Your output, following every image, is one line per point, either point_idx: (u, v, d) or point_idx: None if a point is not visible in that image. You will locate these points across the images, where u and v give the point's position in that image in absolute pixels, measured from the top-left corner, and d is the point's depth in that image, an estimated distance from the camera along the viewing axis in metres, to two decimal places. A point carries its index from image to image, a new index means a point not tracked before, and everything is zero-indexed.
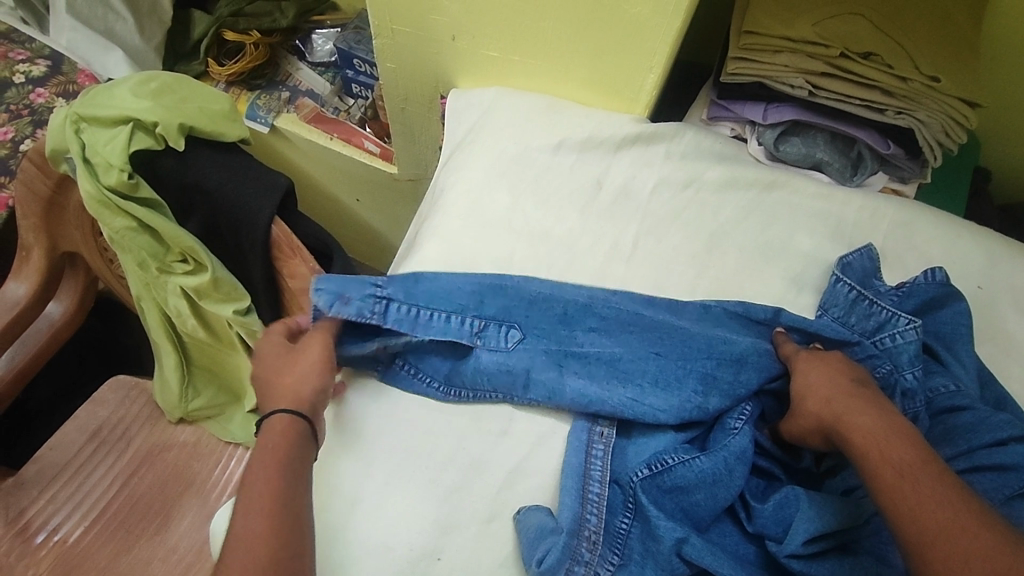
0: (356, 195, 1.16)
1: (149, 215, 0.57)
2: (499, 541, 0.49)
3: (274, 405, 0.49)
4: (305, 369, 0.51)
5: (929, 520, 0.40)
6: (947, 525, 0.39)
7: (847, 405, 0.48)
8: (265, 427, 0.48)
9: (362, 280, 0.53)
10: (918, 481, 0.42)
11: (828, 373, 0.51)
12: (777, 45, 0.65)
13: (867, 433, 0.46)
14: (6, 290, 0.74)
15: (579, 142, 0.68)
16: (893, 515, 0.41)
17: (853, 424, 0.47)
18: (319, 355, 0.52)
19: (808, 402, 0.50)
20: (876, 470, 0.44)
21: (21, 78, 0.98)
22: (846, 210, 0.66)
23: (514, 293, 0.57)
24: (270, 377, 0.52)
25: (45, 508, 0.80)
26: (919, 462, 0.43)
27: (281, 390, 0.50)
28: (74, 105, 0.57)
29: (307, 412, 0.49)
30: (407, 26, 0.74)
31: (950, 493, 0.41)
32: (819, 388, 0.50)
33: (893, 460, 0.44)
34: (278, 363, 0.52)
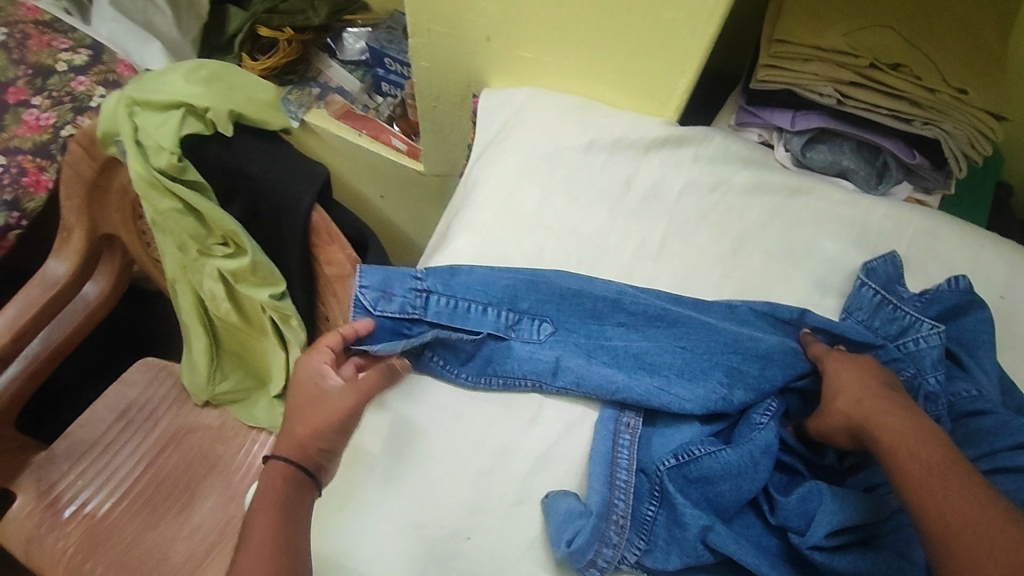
0: (381, 191, 1.17)
1: (195, 198, 0.60)
2: (528, 524, 0.50)
3: (280, 449, 0.49)
4: (318, 425, 0.49)
5: (953, 514, 0.41)
6: (970, 520, 0.40)
7: (874, 406, 0.49)
8: (265, 471, 0.48)
9: (402, 274, 0.57)
10: (943, 478, 0.43)
11: (858, 377, 0.52)
12: (809, 53, 0.67)
13: (892, 433, 0.47)
14: (49, 269, 0.76)
15: (609, 143, 0.70)
16: (918, 508, 0.43)
17: (884, 425, 0.48)
18: (339, 418, 0.49)
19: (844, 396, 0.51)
20: (903, 465, 0.45)
21: (64, 66, 1.00)
22: (871, 217, 0.67)
23: (545, 287, 0.58)
24: (288, 416, 0.51)
25: (74, 483, 0.82)
26: (945, 461, 0.44)
27: (289, 436, 0.49)
28: (128, 90, 0.60)
29: (308, 465, 0.48)
30: (444, 26, 0.76)
31: (972, 486, 0.42)
32: (849, 389, 0.51)
33: (921, 456, 0.45)
34: (299, 403, 0.51)
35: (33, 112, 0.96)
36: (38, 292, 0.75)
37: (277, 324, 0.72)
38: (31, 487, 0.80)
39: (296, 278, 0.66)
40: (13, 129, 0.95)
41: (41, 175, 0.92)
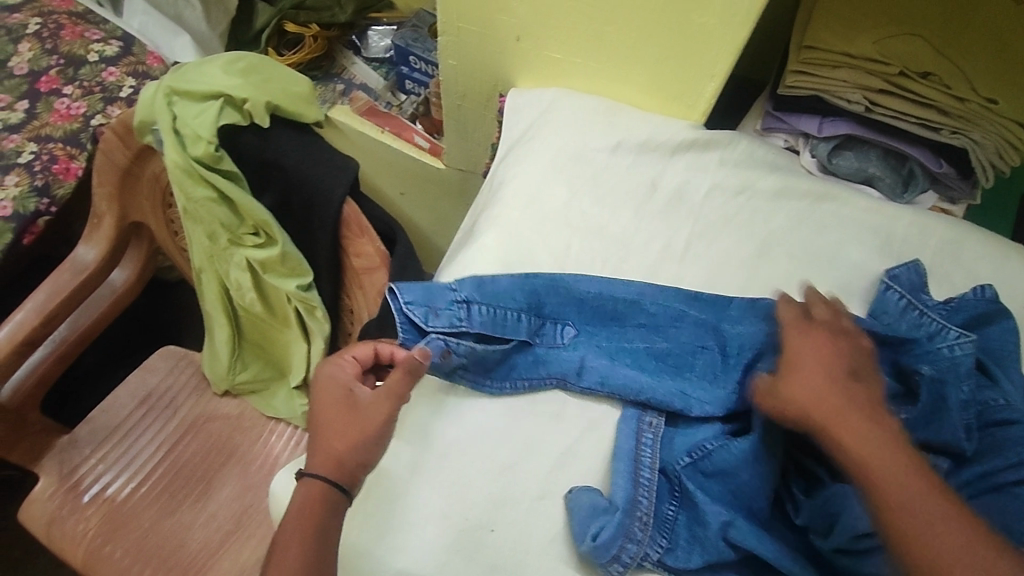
0: (400, 188, 1.17)
1: (229, 186, 0.61)
2: (550, 518, 0.51)
3: (316, 463, 0.50)
4: (353, 438, 0.50)
5: (940, 549, 0.42)
6: (955, 556, 0.42)
7: (838, 413, 0.48)
8: (300, 487, 0.49)
9: (441, 287, 0.55)
10: (925, 505, 0.43)
11: (822, 370, 0.50)
12: (838, 60, 0.68)
13: (866, 447, 0.46)
14: (78, 254, 0.77)
15: (636, 144, 0.70)
16: (899, 537, 0.43)
17: (854, 439, 0.47)
18: (373, 428, 0.51)
19: (810, 389, 0.49)
20: (882, 491, 0.44)
21: (95, 56, 1.02)
22: (895, 225, 0.68)
23: (563, 290, 0.58)
24: (321, 427, 0.52)
25: (95, 467, 0.83)
26: (921, 483, 0.44)
27: (324, 450, 0.50)
28: (166, 80, 0.61)
29: (344, 482, 0.49)
30: (474, 26, 0.76)
31: (949, 512, 0.43)
32: (814, 386, 0.49)
33: (898, 479, 0.44)
34: (331, 414, 0.52)
35: (64, 101, 0.98)
36: (68, 277, 0.77)
37: (302, 315, 0.73)
38: (54, 469, 0.81)
39: (324, 269, 0.67)
40: (44, 117, 0.96)
41: (71, 163, 0.94)
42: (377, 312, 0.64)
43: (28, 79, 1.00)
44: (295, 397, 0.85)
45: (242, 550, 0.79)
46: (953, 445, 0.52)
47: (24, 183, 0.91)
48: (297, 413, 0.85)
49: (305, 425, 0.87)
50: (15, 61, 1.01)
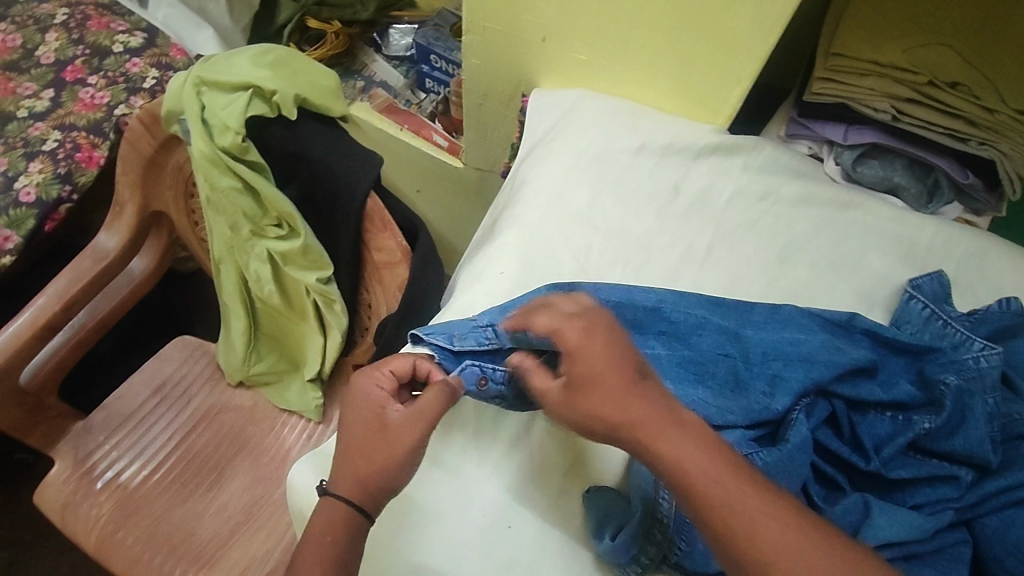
0: (416, 186, 1.16)
1: (255, 178, 0.61)
2: (570, 516, 0.51)
3: (338, 483, 0.47)
4: (382, 461, 0.47)
5: (772, 552, 0.38)
6: (790, 558, 0.37)
7: (635, 408, 0.42)
8: (321, 510, 0.46)
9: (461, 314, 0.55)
10: (747, 501, 0.39)
11: (607, 368, 0.44)
12: (866, 68, 0.68)
13: (665, 443, 0.41)
14: (100, 242, 0.78)
15: (659, 147, 0.70)
16: (724, 538, 0.39)
17: (657, 434, 0.41)
18: (403, 453, 0.47)
19: (600, 391, 0.43)
20: (696, 489, 0.39)
21: (120, 47, 1.03)
22: (919, 235, 0.67)
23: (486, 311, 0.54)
24: (347, 445, 0.49)
25: (109, 453, 0.83)
26: (732, 477, 0.40)
27: (349, 471, 0.47)
28: (196, 70, 0.62)
29: (367, 506, 0.47)
30: (500, 25, 0.77)
31: (767, 504, 0.39)
32: (604, 385, 0.43)
33: (707, 475, 0.40)
34: (360, 433, 0.49)
35: (88, 90, 0.99)
36: (90, 264, 0.77)
37: (320, 309, 0.73)
38: (68, 454, 0.82)
39: (344, 263, 0.67)
40: (69, 106, 0.97)
41: (94, 151, 0.95)
42: (398, 307, 0.64)
43: (54, 68, 1.01)
44: (308, 390, 0.85)
45: (252, 542, 0.78)
46: (977, 457, 0.51)
47: (47, 171, 0.92)
48: (310, 407, 0.85)
49: (320, 418, 0.87)
50: (42, 51, 1.02)
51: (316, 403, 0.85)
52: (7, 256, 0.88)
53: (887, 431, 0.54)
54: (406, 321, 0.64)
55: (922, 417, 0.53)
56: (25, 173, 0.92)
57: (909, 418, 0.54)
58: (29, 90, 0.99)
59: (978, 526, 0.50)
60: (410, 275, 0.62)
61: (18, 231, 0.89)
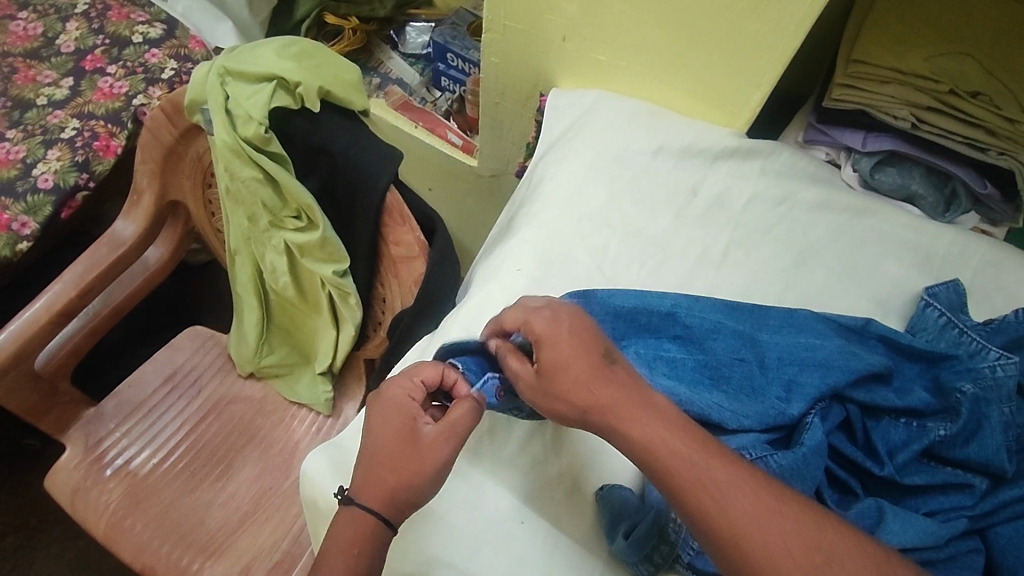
0: (427, 184, 1.16)
1: (275, 169, 0.62)
2: (584, 512, 0.51)
3: (364, 493, 0.47)
4: (409, 476, 0.47)
5: (730, 506, 0.40)
6: (747, 512, 0.40)
7: (600, 392, 0.45)
8: (347, 515, 0.47)
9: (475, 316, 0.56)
10: (714, 470, 0.41)
11: (572, 355, 0.46)
12: (887, 75, 0.68)
13: (632, 423, 0.44)
14: (116, 229, 0.79)
15: (678, 150, 0.70)
16: (695, 508, 0.41)
17: (623, 414, 0.44)
18: (431, 470, 0.47)
19: (569, 374, 0.46)
20: (662, 461, 0.42)
21: (139, 38, 1.04)
22: (936, 243, 0.67)
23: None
24: (374, 455, 0.48)
25: (119, 441, 0.83)
26: (695, 444, 0.43)
27: (375, 481, 0.47)
28: (220, 60, 0.63)
29: (392, 517, 0.47)
30: (521, 24, 0.77)
31: (734, 473, 0.42)
32: (570, 371, 0.46)
33: (674, 447, 0.42)
34: (388, 444, 0.48)
35: (107, 80, 0.99)
36: (106, 251, 0.78)
37: (335, 302, 0.73)
38: (79, 440, 0.82)
39: (361, 256, 0.67)
40: (87, 95, 0.98)
41: (111, 140, 0.95)
42: (413, 302, 0.64)
43: (74, 57, 1.02)
44: (318, 383, 0.85)
45: (258, 533, 0.78)
46: (992, 466, 0.51)
47: (65, 158, 0.93)
48: (319, 400, 0.86)
49: (329, 410, 0.87)
50: (63, 40, 1.03)
51: (326, 396, 0.85)
52: (23, 242, 0.88)
53: (901, 437, 0.53)
54: (421, 315, 0.64)
55: (938, 425, 0.53)
56: (43, 160, 0.92)
57: (924, 424, 0.53)
58: (49, 78, 0.99)
59: (991, 535, 0.50)
60: (427, 269, 0.62)
61: (35, 218, 0.89)
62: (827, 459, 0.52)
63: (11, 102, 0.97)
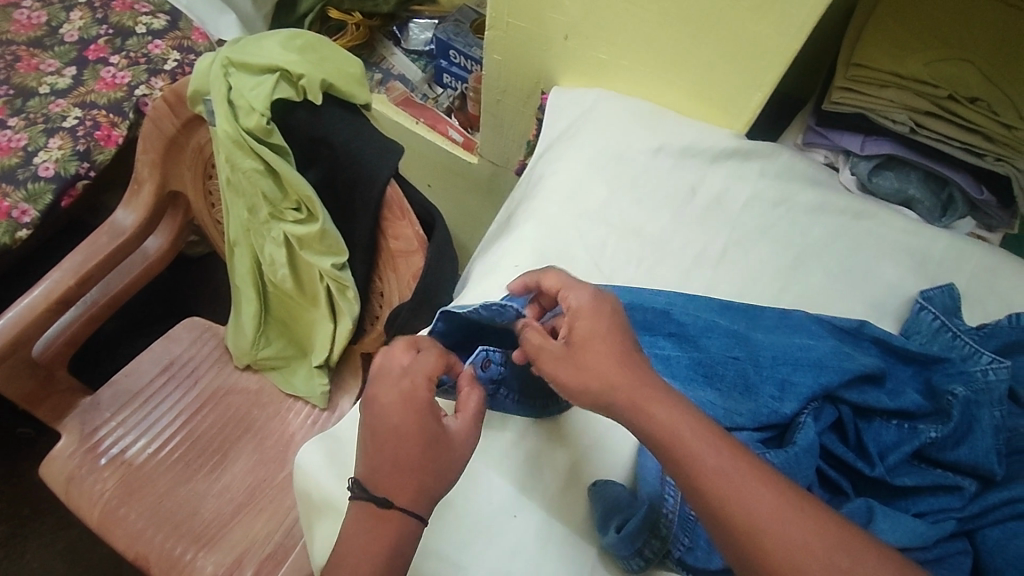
0: (427, 180, 1.17)
1: (276, 160, 0.62)
2: (577, 507, 0.52)
3: (398, 496, 0.45)
4: (445, 471, 0.46)
5: (724, 483, 0.41)
6: (744, 489, 0.40)
7: (611, 371, 0.46)
8: (385, 518, 0.45)
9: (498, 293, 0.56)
10: (722, 463, 0.42)
11: (600, 332, 0.48)
12: (886, 80, 0.69)
13: (641, 410, 0.45)
14: (116, 218, 0.79)
15: (678, 149, 0.71)
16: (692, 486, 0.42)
17: (631, 396, 0.45)
18: (464, 461, 0.48)
19: (600, 346, 0.47)
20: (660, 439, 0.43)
21: (143, 28, 1.04)
22: (932, 248, 0.68)
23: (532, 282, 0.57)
24: (403, 458, 0.46)
25: (115, 430, 0.83)
26: (695, 431, 0.43)
27: (411, 483, 0.45)
28: (225, 51, 0.64)
29: (424, 512, 0.46)
30: (524, 22, 0.77)
31: (741, 465, 0.42)
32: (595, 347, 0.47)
33: (682, 438, 0.43)
34: (419, 444, 0.46)
35: (110, 70, 1.00)
36: (106, 240, 0.78)
37: (333, 295, 0.73)
38: (75, 428, 0.82)
39: (360, 250, 0.67)
40: (90, 85, 0.98)
41: (113, 130, 0.95)
42: (411, 296, 0.65)
43: (77, 46, 1.02)
44: (315, 376, 0.85)
45: (252, 524, 0.79)
46: (982, 469, 0.51)
47: (66, 147, 0.93)
48: (316, 393, 0.86)
49: (325, 404, 0.87)
50: (67, 29, 1.03)
51: (322, 389, 0.85)
52: (23, 230, 0.88)
53: (892, 439, 0.54)
54: (419, 310, 0.64)
55: (929, 427, 0.53)
56: (44, 149, 0.92)
57: (915, 426, 0.54)
58: (52, 67, 1.00)
59: (979, 537, 0.50)
60: (426, 263, 0.63)
61: (35, 206, 0.89)
62: (818, 458, 0.52)
63: (13, 89, 0.97)
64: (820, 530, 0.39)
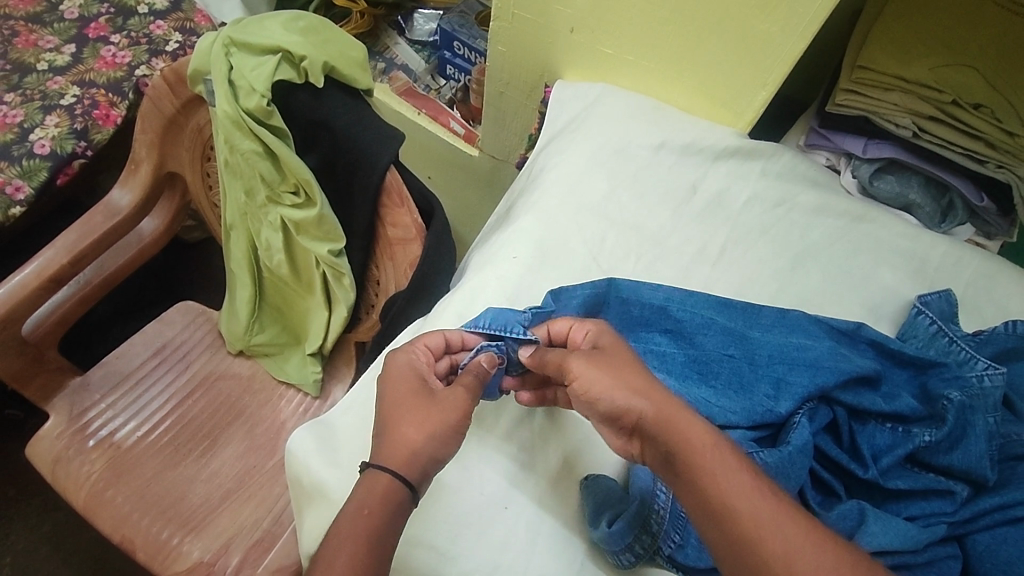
0: (427, 172, 1.16)
1: (275, 142, 0.62)
2: (568, 501, 0.52)
3: (385, 455, 0.46)
4: (429, 428, 0.47)
5: (727, 486, 0.41)
6: (745, 493, 0.40)
7: (602, 366, 0.47)
8: (365, 482, 0.45)
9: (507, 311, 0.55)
10: (720, 461, 0.42)
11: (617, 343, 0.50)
12: (891, 83, 0.69)
13: (631, 403, 0.45)
14: (112, 198, 0.78)
15: (680, 146, 0.71)
16: (694, 486, 0.42)
17: (618, 389, 0.46)
18: (453, 421, 0.48)
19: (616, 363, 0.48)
20: (670, 440, 0.43)
21: (145, 9, 1.03)
22: (930, 253, 0.68)
23: (545, 315, 0.56)
24: (388, 418, 0.48)
25: (104, 412, 0.83)
26: (706, 436, 0.43)
27: (395, 441, 0.46)
28: (226, 31, 0.63)
29: (412, 479, 0.46)
30: (530, 13, 0.76)
31: (741, 468, 0.42)
32: (619, 363, 0.48)
33: (695, 445, 0.43)
34: (402, 403, 0.48)
35: (110, 49, 0.99)
36: (101, 220, 0.77)
37: (328, 282, 0.73)
38: (63, 409, 0.81)
39: (357, 237, 0.67)
40: (89, 63, 0.97)
41: (111, 110, 0.94)
42: (407, 285, 0.64)
43: (78, 24, 1.01)
44: (307, 364, 0.85)
45: (240, 511, 0.78)
46: (975, 473, 0.51)
47: (64, 125, 0.92)
48: (309, 380, 0.85)
49: (317, 393, 0.86)
50: (67, 6, 1.02)
51: (315, 377, 0.84)
52: (17, 207, 0.87)
53: (886, 442, 0.54)
54: (414, 299, 0.64)
55: (923, 430, 0.53)
56: (41, 126, 0.91)
57: (909, 430, 0.53)
58: (51, 44, 0.99)
59: (969, 543, 0.50)
60: (423, 251, 0.62)
61: (29, 182, 0.88)
62: (811, 459, 0.52)
63: (10, 65, 0.96)
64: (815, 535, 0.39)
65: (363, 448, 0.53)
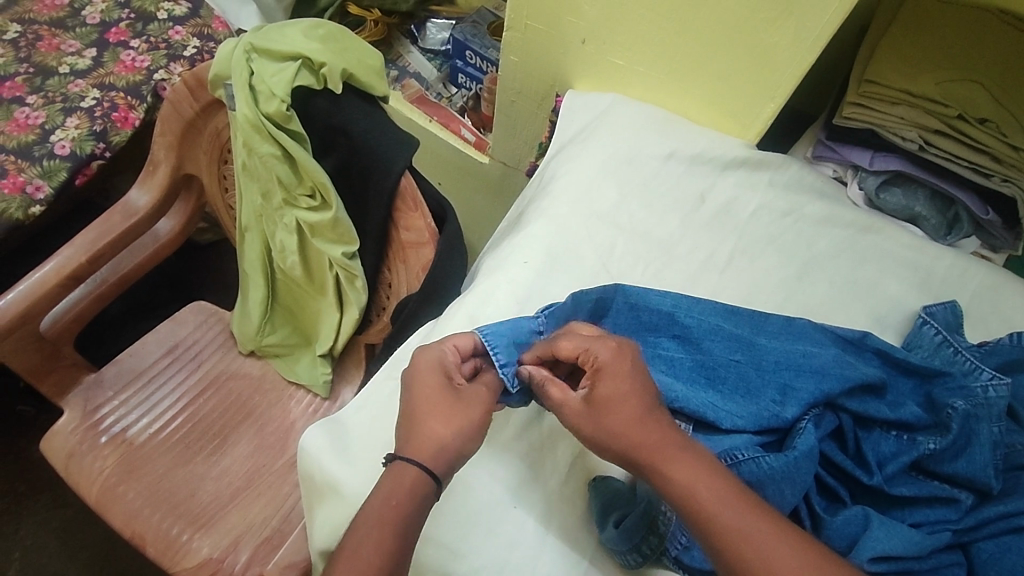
0: (437, 179, 1.17)
1: (293, 145, 0.63)
2: (577, 500, 0.52)
3: (413, 447, 0.47)
4: (459, 424, 0.48)
5: (729, 525, 0.42)
6: (749, 532, 0.42)
7: (602, 408, 0.48)
8: (391, 473, 0.46)
9: (521, 322, 0.56)
10: (721, 501, 0.43)
11: (623, 385, 0.48)
12: (897, 97, 0.70)
13: (639, 427, 0.46)
14: (130, 198, 0.80)
15: (690, 156, 0.72)
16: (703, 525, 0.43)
17: (622, 425, 0.47)
18: (478, 416, 0.50)
19: (624, 413, 0.47)
20: (667, 479, 0.45)
21: (164, 14, 1.05)
22: (936, 264, 0.69)
23: (559, 316, 0.57)
24: (416, 411, 0.49)
25: (117, 408, 0.84)
26: (707, 474, 0.44)
27: (422, 436, 0.47)
28: (248, 37, 0.65)
29: (438, 471, 0.47)
30: (543, 24, 0.78)
31: (743, 500, 0.43)
32: (624, 406, 0.47)
33: (692, 486, 0.44)
34: (428, 399, 0.49)
35: (130, 53, 1.01)
36: (119, 219, 0.79)
37: (340, 285, 0.74)
38: (78, 405, 0.82)
39: (370, 240, 0.68)
40: (109, 67, 0.99)
41: (130, 112, 0.96)
42: (418, 289, 0.65)
43: (99, 29, 1.03)
44: (318, 365, 0.86)
45: (249, 508, 0.79)
46: (978, 482, 0.51)
47: (83, 126, 0.94)
48: (318, 381, 0.86)
49: (326, 393, 0.87)
50: (89, 11, 1.04)
51: (324, 378, 0.85)
52: (36, 206, 0.89)
53: (891, 449, 0.54)
54: (426, 302, 0.65)
55: (927, 439, 0.54)
56: (62, 127, 0.93)
57: (914, 438, 0.54)
58: (73, 48, 1.01)
59: (973, 550, 0.50)
60: (435, 255, 0.63)
61: (49, 182, 0.90)
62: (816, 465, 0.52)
63: (33, 68, 0.98)
64: (816, 565, 0.41)
65: (372, 445, 0.54)
